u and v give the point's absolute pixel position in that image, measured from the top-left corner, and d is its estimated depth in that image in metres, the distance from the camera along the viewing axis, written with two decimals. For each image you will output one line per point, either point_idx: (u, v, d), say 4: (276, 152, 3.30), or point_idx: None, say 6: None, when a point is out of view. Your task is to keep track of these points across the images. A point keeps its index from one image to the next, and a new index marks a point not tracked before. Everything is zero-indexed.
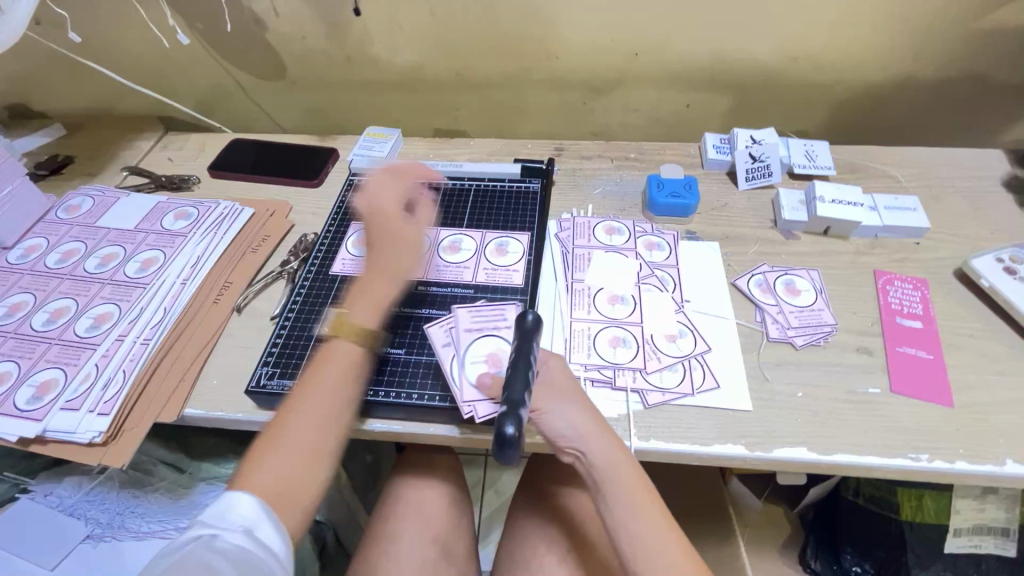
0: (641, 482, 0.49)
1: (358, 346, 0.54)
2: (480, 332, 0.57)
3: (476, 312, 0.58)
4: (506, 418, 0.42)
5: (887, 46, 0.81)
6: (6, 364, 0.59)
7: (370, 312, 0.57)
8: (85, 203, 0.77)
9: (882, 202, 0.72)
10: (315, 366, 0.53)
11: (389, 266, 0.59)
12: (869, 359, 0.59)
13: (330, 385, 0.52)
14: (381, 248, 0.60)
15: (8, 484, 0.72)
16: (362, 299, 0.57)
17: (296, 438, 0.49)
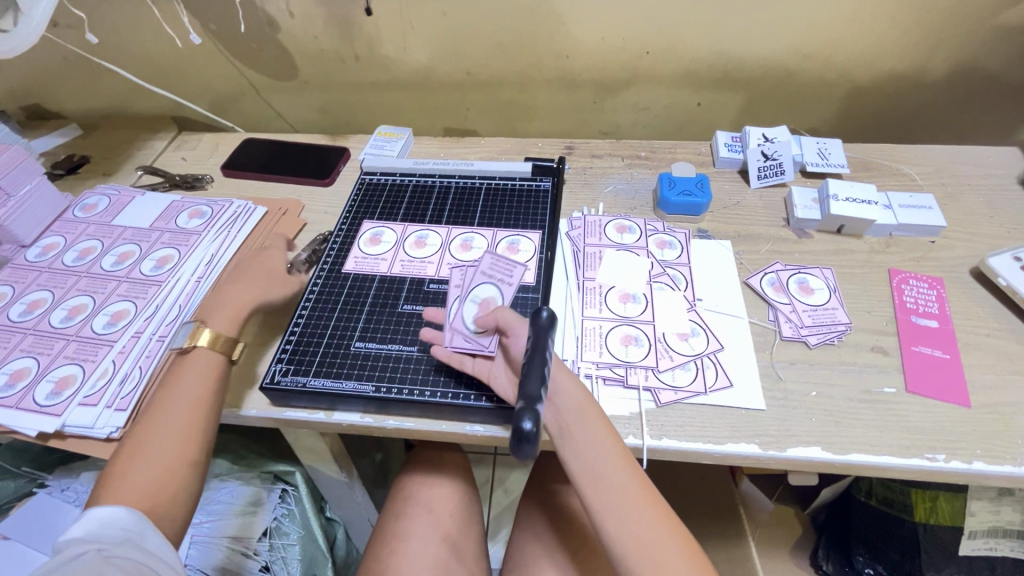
0: (599, 418, 0.50)
1: (215, 354, 0.55)
2: (489, 278, 0.58)
3: (495, 261, 0.58)
4: (524, 412, 0.41)
5: (902, 43, 0.80)
6: (25, 360, 0.60)
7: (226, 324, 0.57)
8: (101, 202, 0.78)
9: (897, 200, 0.71)
10: (177, 372, 0.54)
11: (248, 289, 0.60)
12: (884, 359, 0.59)
13: (185, 395, 0.52)
14: (254, 276, 0.61)
15: (26, 478, 0.75)
16: (218, 311, 0.58)
17: (151, 444, 0.49)
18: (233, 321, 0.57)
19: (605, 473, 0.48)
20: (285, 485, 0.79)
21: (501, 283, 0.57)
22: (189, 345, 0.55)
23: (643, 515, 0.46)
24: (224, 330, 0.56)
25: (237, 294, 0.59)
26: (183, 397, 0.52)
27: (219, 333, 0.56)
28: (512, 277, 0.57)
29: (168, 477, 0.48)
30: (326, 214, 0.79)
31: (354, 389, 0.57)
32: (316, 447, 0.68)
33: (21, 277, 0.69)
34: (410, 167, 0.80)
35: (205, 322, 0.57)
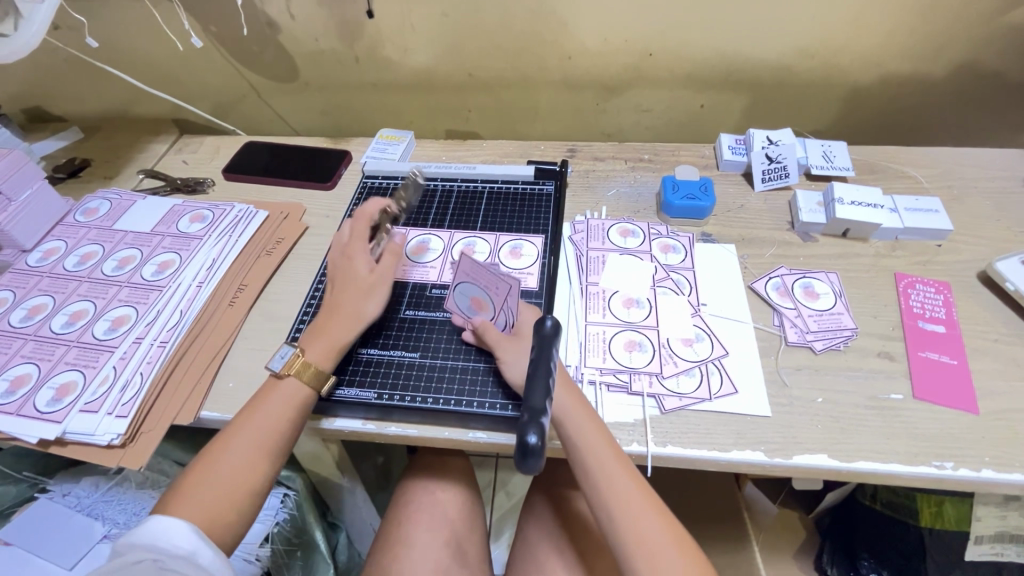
0: (599, 424, 0.52)
1: (307, 387, 0.53)
2: (473, 278, 0.59)
3: (477, 265, 0.59)
4: (529, 426, 0.40)
5: (908, 44, 0.79)
6: (26, 365, 0.60)
7: (326, 351, 0.55)
8: (102, 206, 0.78)
9: (903, 204, 0.70)
10: (261, 399, 0.52)
11: (349, 310, 0.57)
12: (890, 364, 0.58)
13: (263, 423, 0.51)
14: (349, 294, 0.58)
15: (27, 483, 0.75)
16: (318, 339, 0.56)
17: (222, 467, 0.48)
18: (333, 353, 0.55)
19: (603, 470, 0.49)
20: (287, 489, 0.76)
21: (489, 288, 0.58)
22: (284, 372, 0.53)
23: (644, 515, 0.48)
24: (320, 364, 0.55)
25: (340, 326, 0.56)
26: (262, 426, 0.51)
27: (314, 364, 0.54)
28: (499, 286, 0.57)
29: (230, 505, 0.47)
30: (327, 219, 0.78)
31: (357, 396, 0.56)
32: (316, 452, 0.68)
33: (21, 282, 0.69)
34: (412, 170, 0.80)
35: (302, 350, 0.55)
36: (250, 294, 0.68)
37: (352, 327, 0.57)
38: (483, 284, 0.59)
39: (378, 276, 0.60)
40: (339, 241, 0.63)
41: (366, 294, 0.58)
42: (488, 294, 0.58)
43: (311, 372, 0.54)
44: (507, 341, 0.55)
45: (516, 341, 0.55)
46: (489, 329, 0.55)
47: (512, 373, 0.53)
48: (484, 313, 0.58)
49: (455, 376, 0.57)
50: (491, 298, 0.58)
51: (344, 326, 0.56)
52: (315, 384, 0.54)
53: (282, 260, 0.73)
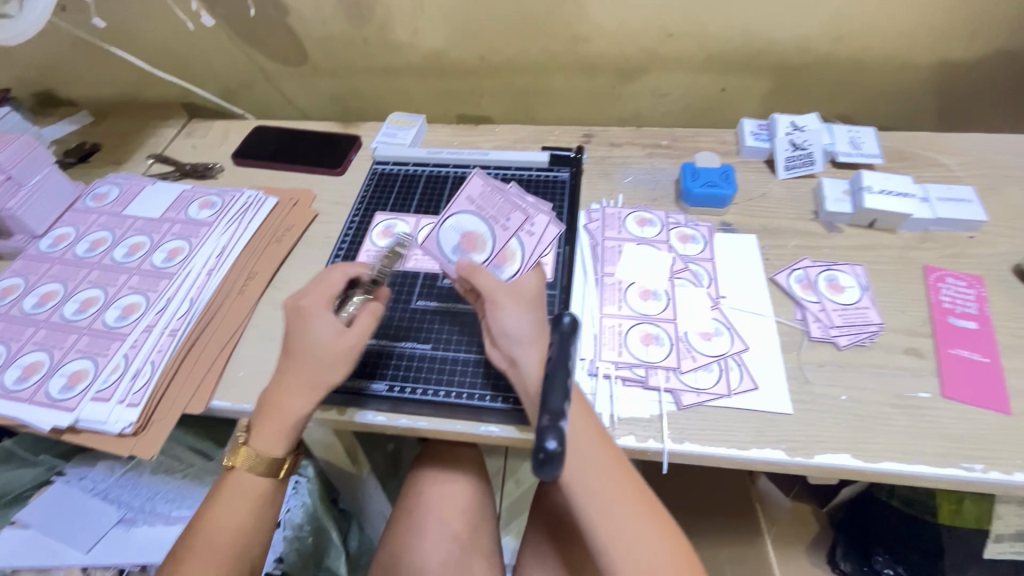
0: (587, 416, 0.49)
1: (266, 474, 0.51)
2: (476, 209, 0.55)
3: (487, 192, 0.56)
4: (549, 431, 0.39)
5: (942, 24, 0.75)
6: (38, 353, 0.60)
7: (280, 432, 0.50)
8: (112, 192, 0.77)
9: (934, 193, 0.67)
10: (221, 491, 0.51)
11: (299, 380, 0.50)
12: (919, 361, 0.56)
13: (229, 514, 0.50)
14: (300, 365, 0.50)
15: (44, 467, 0.75)
16: (270, 418, 0.50)
17: (196, 560, 0.48)
18: (287, 430, 0.50)
19: (598, 481, 0.47)
20: (299, 476, 0.77)
21: (493, 221, 0.55)
22: (233, 463, 0.51)
23: (626, 510, 0.47)
24: (278, 441, 0.50)
25: (288, 397, 0.50)
26: (228, 516, 0.50)
27: (273, 448, 0.50)
28: (510, 219, 0.55)
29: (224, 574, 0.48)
30: (338, 205, 0.77)
31: (368, 388, 0.55)
32: (327, 441, 0.68)
33: (32, 269, 0.68)
34: (424, 157, 0.78)
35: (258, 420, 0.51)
36: (259, 283, 0.67)
37: (308, 398, 0.50)
38: (486, 216, 0.55)
39: (344, 343, 0.50)
40: (299, 290, 0.53)
41: (323, 361, 0.49)
42: (490, 229, 0.55)
43: (259, 464, 0.51)
44: (501, 287, 0.48)
45: (512, 289, 0.48)
46: (481, 275, 0.49)
47: (505, 323, 0.47)
48: (478, 252, 0.54)
49: (466, 369, 0.56)
50: (493, 232, 0.54)
51: (294, 395, 0.50)
52: (267, 471, 0.51)
53: (291, 248, 0.72)
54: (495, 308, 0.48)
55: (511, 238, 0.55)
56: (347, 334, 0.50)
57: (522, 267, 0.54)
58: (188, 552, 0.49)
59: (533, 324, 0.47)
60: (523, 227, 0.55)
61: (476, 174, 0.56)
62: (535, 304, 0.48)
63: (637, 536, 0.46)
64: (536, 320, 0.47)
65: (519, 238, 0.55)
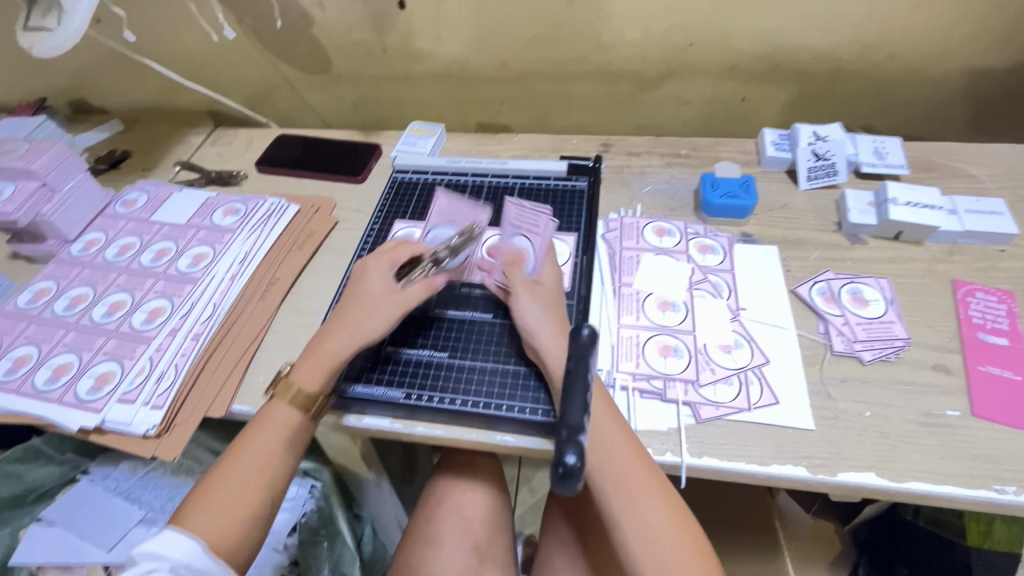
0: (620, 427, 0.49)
1: (299, 411, 0.52)
2: (516, 228, 0.64)
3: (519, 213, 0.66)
4: (568, 445, 0.39)
5: (972, 31, 0.74)
6: (68, 354, 0.62)
7: (315, 368, 0.52)
8: (141, 198, 0.79)
9: (964, 205, 0.66)
10: (257, 423, 0.51)
11: (345, 327, 0.54)
12: (947, 379, 0.54)
13: (261, 446, 0.50)
14: (346, 315, 0.55)
15: (70, 465, 0.79)
16: (309, 357, 0.53)
17: (223, 490, 0.47)
18: (323, 370, 0.52)
19: (624, 480, 0.47)
20: (314, 481, 0.78)
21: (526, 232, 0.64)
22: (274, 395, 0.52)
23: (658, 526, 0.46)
24: (308, 381, 0.52)
25: (337, 334, 0.54)
26: (260, 447, 0.50)
27: (302, 388, 0.52)
28: (538, 226, 0.64)
29: (250, 493, 0.48)
30: (358, 212, 0.78)
31: (385, 395, 0.55)
32: (342, 446, 0.69)
33: (64, 273, 0.71)
34: (442, 166, 0.79)
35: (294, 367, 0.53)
36: (281, 289, 0.68)
37: (348, 342, 0.53)
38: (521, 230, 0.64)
39: (389, 297, 0.55)
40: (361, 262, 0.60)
41: (373, 313, 0.54)
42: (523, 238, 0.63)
43: (299, 397, 0.51)
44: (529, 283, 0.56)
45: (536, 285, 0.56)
46: (516, 266, 0.58)
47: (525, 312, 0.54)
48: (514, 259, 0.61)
49: (484, 379, 0.56)
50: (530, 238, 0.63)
51: (336, 339, 0.53)
52: (303, 406, 0.52)
53: (312, 255, 0.73)
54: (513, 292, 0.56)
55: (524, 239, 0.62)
56: (398, 299, 0.55)
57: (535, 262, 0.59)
58: (209, 489, 0.47)
59: (540, 309, 0.54)
60: (545, 228, 0.64)
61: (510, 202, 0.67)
62: (548, 295, 0.56)
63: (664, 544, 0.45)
64: (546, 309, 0.54)
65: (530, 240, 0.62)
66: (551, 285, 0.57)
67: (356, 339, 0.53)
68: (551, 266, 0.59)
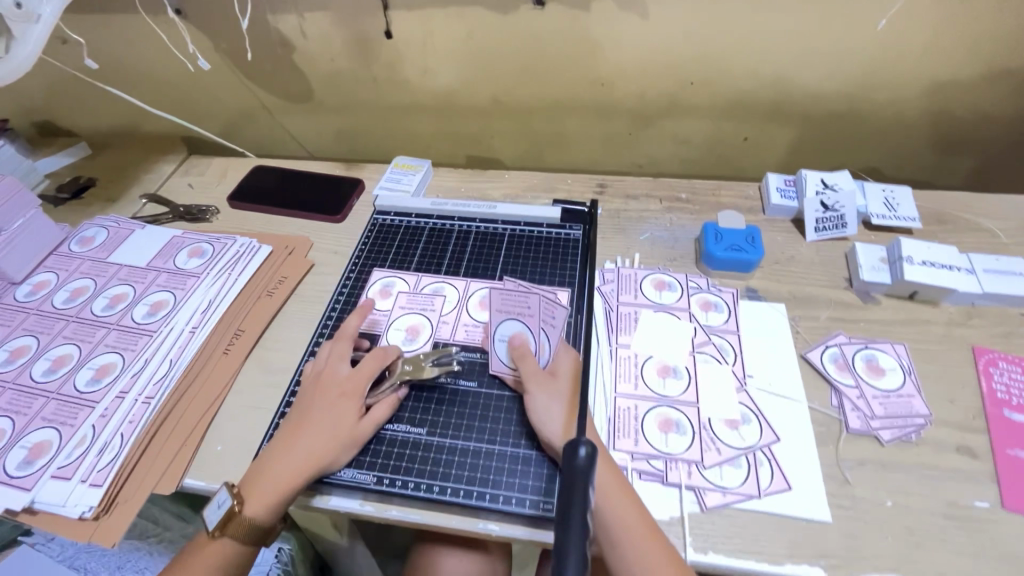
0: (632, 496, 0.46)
1: (248, 548, 0.47)
2: (507, 314, 0.56)
3: (506, 297, 0.57)
4: None
5: (983, 79, 0.71)
6: (0, 419, 0.55)
7: (267, 501, 0.46)
8: (99, 235, 0.73)
9: (981, 264, 0.62)
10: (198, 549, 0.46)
11: (303, 456, 0.48)
12: (973, 463, 0.50)
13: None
14: (307, 440, 0.48)
15: (10, 524, 0.70)
16: (262, 485, 0.47)
17: None
18: (275, 500, 0.46)
19: (639, 558, 0.44)
20: (282, 542, 0.72)
21: (524, 317, 0.56)
22: (218, 531, 0.46)
23: None
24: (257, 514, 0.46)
25: (303, 455, 0.48)
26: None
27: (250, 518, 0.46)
28: (531, 307, 0.56)
29: None
30: (336, 255, 0.73)
31: (354, 478, 0.49)
32: (313, 514, 0.63)
33: (6, 320, 0.64)
34: (427, 207, 0.73)
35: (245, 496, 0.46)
36: (246, 343, 0.62)
37: (305, 473, 0.47)
38: (516, 314, 0.56)
39: (355, 427, 0.50)
40: (322, 362, 0.54)
41: (332, 441, 0.48)
42: (525, 324, 0.55)
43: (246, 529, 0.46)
44: (541, 377, 0.51)
45: (548, 381, 0.50)
46: (527, 359, 0.52)
47: (537, 408, 0.49)
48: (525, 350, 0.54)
49: (467, 458, 0.50)
50: (531, 325, 0.55)
51: (295, 472, 0.47)
52: (253, 541, 0.47)
53: (282, 303, 0.67)
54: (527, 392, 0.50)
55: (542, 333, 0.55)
56: (362, 421, 0.50)
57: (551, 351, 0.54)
58: None
59: (560, 412, 0.48)
60: (545, 310, 0.56)
61: (490, 287, 0.58)
62: (565, 390, 0.50)
63: None
64: (565, 409, 0.49)
65: (547, 334, 0.55)
66: (568, 372, 0.52)
67: (313, 471, 0.47)
68: (567, 352, 0.54)
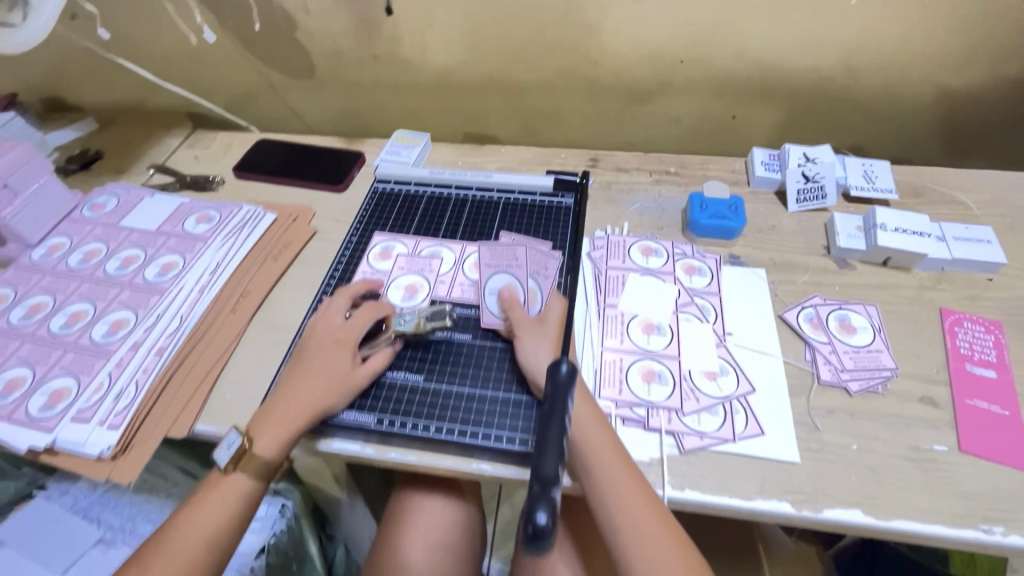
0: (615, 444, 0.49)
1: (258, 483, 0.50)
2: (495, 268, 0.62)
3: (494, 253, 0.63)
4: (539, 505, 0.38)
5: (962, 57, 0.74)
6: (21, 368, 0.58)
7: (274, 440, 0.49)
8: (110, 201, 0.76)
9: (952, 232, 0.65)
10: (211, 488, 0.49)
11: (304, 401, 0.51)
12: (935, 412, 0.53)
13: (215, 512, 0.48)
14: (307, 388, 0.51)
15: (26, 479, 0.75)
16: (269, 426, 0.50)
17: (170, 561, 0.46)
18: (282, 439, 0.49)
19: (620, 500, 0.47)
20: (285, 500, 0.75)
21: (512, 268, 0.62)
22: (230, 467, 0.49)
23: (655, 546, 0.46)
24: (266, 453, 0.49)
25: (307, 396, 0.51)
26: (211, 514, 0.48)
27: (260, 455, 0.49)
28: (518, 259, 0.62)
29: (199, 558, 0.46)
30: (337, 223, 0.76)
31: (356, 420, 0.52)
32: (314, 467, 0.66)
33: (23, 279, 0.67)
34: (425, 177, 0.76)
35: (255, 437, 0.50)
36: (253, 302, 0.66)
37: (307, 417, 0.50)
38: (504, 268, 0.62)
39: (352, 375, 0.53)
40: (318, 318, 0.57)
41: (330, 388, 0.52)
42: (514, 276, 0.61)
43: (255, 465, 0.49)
44: (529, 324, 0.55)
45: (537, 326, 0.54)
46: (515, 308, 0.56)
47: (526, 352, 0.53)
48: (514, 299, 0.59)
49: (462, 402, 0.53)
50: (519, 275, 0.61)
51: (298, 415, 0.50)
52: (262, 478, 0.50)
53: (287, 266, 0.70)
54: (519, 340, 0.54)
55: (530, 280, 0.60)
56: (359, 369, 0.53)
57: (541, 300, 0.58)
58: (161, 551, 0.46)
59: (549, 352, 0.52)
60: (531, 261, 0.62)
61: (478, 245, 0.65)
62: (552, 333, 0.54)
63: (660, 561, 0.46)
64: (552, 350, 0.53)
65: (535, 282, 0.60)
66: (555, 319, 0.55)
67: (315, 415, 0.51)
68: (558, 300, 0.57)
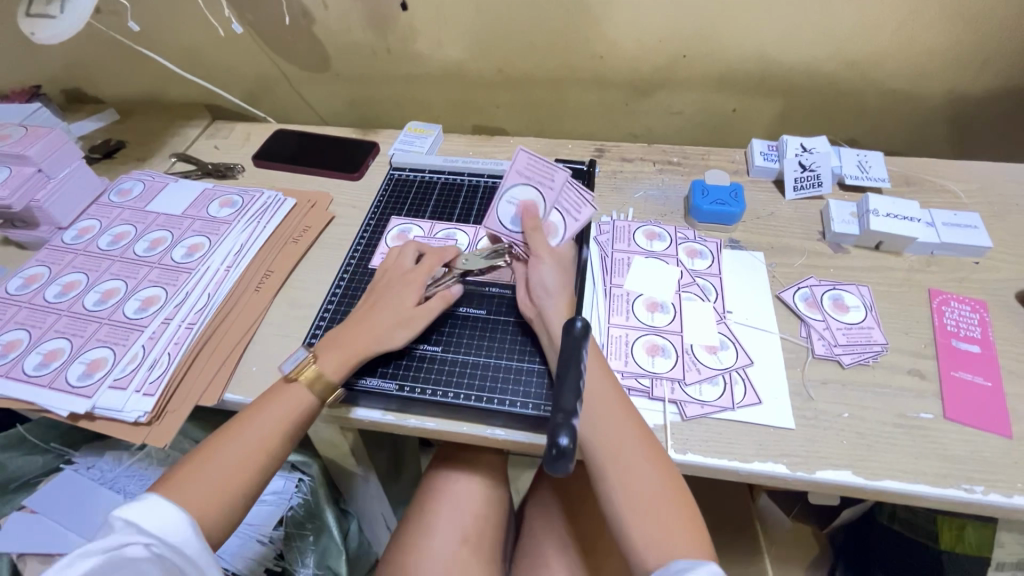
0: (620, 399, 0.51)
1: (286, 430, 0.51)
2: (526, 180, 0.60)
3: (533, 162, 0.60)
4: (562, 428, 0.42)
5: (952, 54, 0.77)
6: (58, 340, 0.61)
7: (338, 365, 0.53)
8: (136, 187, 0.79)
9: (940, 218, 0.69)
10: (240, 421, 0.50)
11: (370, 330, 0.55)
12: (922, 383, 0.57)
13: (241, 447, 0.48)
14: (377, 318, 0.56)
15: (54, 454, 0.78)
16: (334, 350, 0.54)
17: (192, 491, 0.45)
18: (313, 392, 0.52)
19: (618, 448, 0.48)
20: (301, 474, 0.78)
21: (542, 187, 0.60)
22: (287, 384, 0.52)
23: (653, 491, 0.46)
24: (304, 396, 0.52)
25: (377, 326, 0.55)
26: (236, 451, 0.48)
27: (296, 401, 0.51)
28: (554, 180, 0.60)
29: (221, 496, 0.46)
30: (354, 208, 0.79)
31: (377, 386, 0.56)
32: (331, 439, 0.69)
33: (56, 259, 0.70)
34: (439, 165, 0.80)
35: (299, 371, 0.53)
36: (276, 282, 0.69)
37: (374, 344, 0.55)
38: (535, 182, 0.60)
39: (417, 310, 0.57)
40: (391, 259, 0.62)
41: (399, 321, 0.56)
42: (540, 194, 0.60)
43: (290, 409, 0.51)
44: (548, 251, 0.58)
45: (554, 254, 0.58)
46: (536, 232, 0.59)
47: (539, 272, 0.57)
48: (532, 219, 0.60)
49: (478, 372, 0.56)
50: (544, 198, 0.60)
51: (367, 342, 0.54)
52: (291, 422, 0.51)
53: (307, 249, 0.73)
54: (536, 258, 0.58)
55: (553, 211, 0.60)
56: (423, 306, 0.57)
57: (561, 236, 0.60)
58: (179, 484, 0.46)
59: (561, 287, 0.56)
60: (567, 187, 0.60)
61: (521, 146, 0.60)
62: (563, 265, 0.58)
63: (659, 505, 0.46)
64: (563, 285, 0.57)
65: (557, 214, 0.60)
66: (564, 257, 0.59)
67: (376, 345, 0.54)
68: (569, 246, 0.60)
